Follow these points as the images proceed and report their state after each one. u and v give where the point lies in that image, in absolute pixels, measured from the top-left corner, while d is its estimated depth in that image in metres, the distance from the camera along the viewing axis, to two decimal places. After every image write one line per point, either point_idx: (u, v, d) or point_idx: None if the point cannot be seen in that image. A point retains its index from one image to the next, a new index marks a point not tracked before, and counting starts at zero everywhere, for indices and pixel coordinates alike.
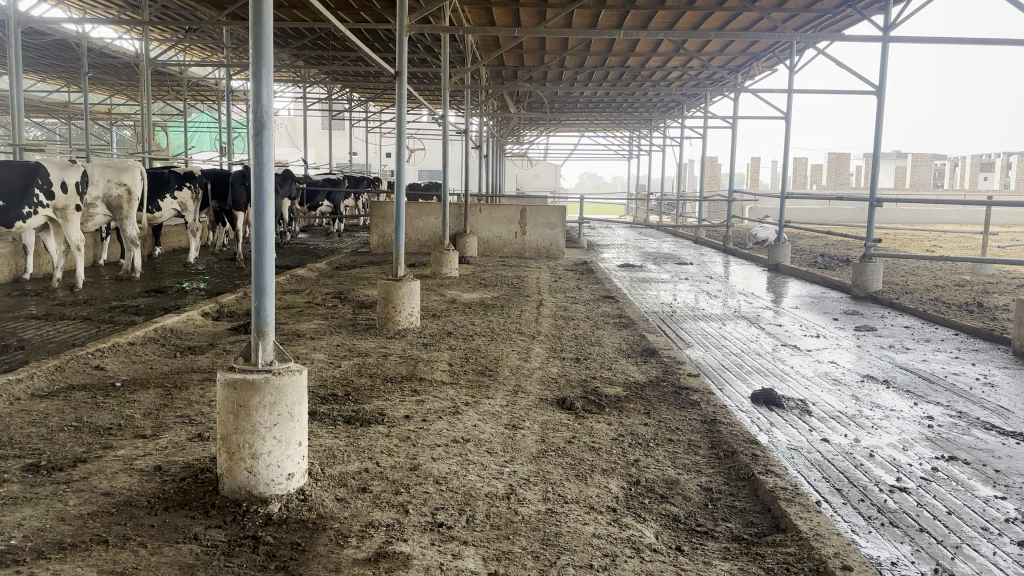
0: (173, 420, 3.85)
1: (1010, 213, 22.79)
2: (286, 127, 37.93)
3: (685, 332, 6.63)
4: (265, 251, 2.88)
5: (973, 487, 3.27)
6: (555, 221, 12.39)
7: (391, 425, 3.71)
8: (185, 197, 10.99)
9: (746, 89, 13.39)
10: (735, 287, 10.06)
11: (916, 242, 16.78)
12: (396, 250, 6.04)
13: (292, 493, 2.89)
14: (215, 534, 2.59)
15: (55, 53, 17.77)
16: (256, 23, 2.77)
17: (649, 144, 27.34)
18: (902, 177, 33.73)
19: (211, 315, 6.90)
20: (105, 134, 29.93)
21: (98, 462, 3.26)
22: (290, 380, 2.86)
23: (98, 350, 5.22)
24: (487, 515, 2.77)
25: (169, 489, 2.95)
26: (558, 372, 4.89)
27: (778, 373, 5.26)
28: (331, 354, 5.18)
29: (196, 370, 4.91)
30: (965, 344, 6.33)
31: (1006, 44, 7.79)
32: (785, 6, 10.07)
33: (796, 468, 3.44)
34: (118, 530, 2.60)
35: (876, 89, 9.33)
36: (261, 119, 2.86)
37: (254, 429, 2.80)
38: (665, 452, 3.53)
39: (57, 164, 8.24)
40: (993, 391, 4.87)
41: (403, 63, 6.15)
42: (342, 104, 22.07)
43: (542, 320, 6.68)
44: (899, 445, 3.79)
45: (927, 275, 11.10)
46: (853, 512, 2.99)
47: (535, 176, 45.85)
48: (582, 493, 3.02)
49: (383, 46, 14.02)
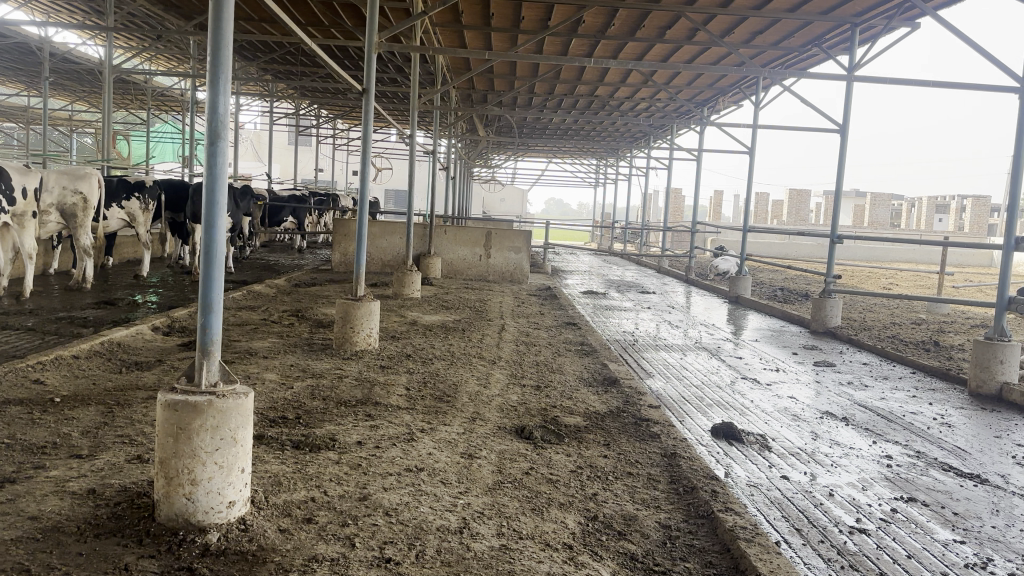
0: (114, 439, 3.67)
1: (964, 254, 23.42)
2: (251, 141, 37.65)
3: (646, 362, 6.59)
4: (215, 266, 2.75)
5: (932, 530, 3.25)
6: (520, 245, 12.38)
7: (343, 451, 3.58)
8: (134, 208, 10.71)
9: (712, 123, 13.57)
10: (697, 318, 10.12)
11: (874, 279, 17.07)
12: (355, 271, 5.89)
13: (233, 521, 2.74)
14: (148, 564, 2.43)
15: (15, 56, 17.38)
16: (216, 31, 2.65)
17: (614, 174, 27.60)
18: (861, 215, 34.39)
19: (161, 330, 6.68)
20: (65, 140, 29.35)
21: (27, 482, 3.07)
22: (235, 403, 2.73)
23: (39, 363, 4.99)
24: (438, 551, 2.65)
25: (102, 515, 2.78)
26: (516, 400, 4.79)
27: (738, 407, 5.22)
28: (283, 374, 5.02)
29: (140, 388, 4.70)
30: (922, 383, 6.38)
31: (971, 88, 7.96)
32: (753, 42, 10.25)
33: (756, 506, 3.38)
34: (42, 559, 2.43)
35: (840, 127, 9.44)
36: (216, 130, 2.74)
37: (195, 454, 2.66)
38: (624, 486, 3.45)
39: (17, 169, 7.95)
40: (950, 431, 4.88)
41: (372, 79, 6.02)
42: (311, 119, 21.90)
43: (504, 345, 6.59)
44: (858, 484, 3.77)
45: (885, 313, 11.27)
46: (813, 554, 2.94)
47: (501, 201, 46.34)
48: (538, 528, 2.92)
49: (352, 63, 13.92)
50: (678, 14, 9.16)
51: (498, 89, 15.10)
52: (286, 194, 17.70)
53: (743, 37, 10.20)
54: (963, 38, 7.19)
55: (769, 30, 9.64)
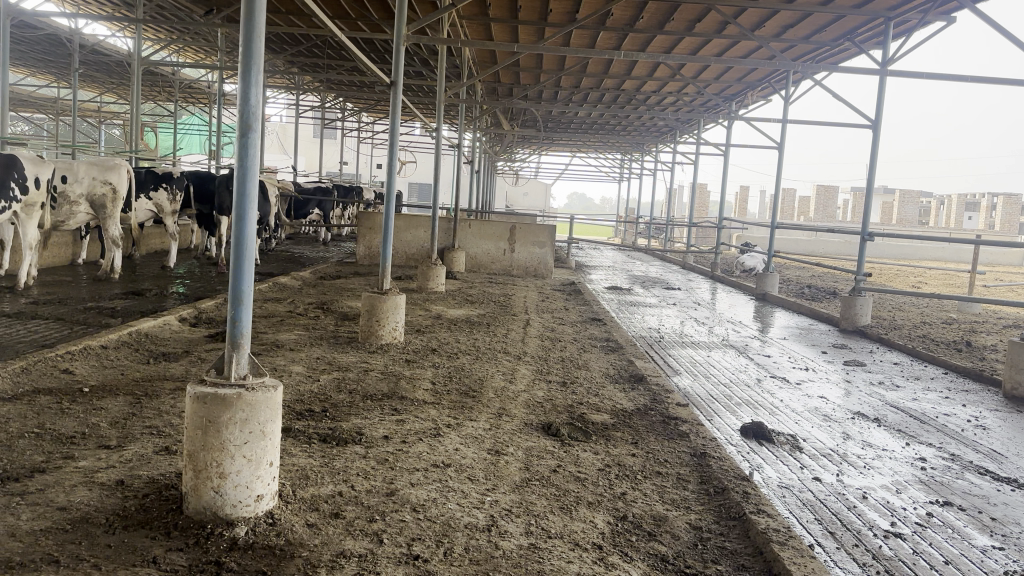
0: (142, 431, 3.68)
1: (996, 253, 23.03)
2: (277, 134, 38.01)
3: (673, 359, 6.52)
4: (245, 259, 2.73)
5: (970, 535, 3.16)
6: (544, 240, 12.32)
7: (370, 445, 3.56)
8: (161, 199, 10.77)
9: (740, 118, 13.40)
10: (723, 315, 10.02)
11: (903, 278, 16.80)
12: (381, 264, 5.85)
13: (261, 515, 2.73)
14: (177, 557, 2.42)
15: (47, 48, 17.59)
16: (249, 22, 2.63)
17: (638, 168, 27.41)
18: (889, 212, 33.87)
19: (188, 322, 6.71)
20: (94, 131, 29.83)
21: (56, 473, 3.08)
22: (264, 396, 2.71)
23: (68, 352, 5.03)
24: (466, 548, 2.62)
25: (130, 506, 2.78)
26: (543, 396, 4.74)
27: (768, 406, 5.14)
28: (309, 366, 5.01)
29: (168, 379, 4.72)
30: (956, 384, 6.25)
31: (1008, 83, 7.77)
32: (784, 36, 10.10)
33: (787, 507, 3.32)
34: (71, 550, 2.43)
35: (872, 122, 9.27)
36: (247, 121, 2.72)
37: (224, 447, 2.65)
38: (653, 485, 3.40)
39: (29, 159, 7.93)
40: (985, 434, 4.77)
41: (400, 70, 5.97)
42: (336, 112, 21.97)
43: (530, 341, 6.55)
44: (892, 487, 3.69)
45: (915, 312, 11.08)
46: (848, 558, 2.87)
47: (524, 194, 46.43)
48: (567, 527, 2.88)
49: (378, 57, 13.92)
50: (708, 8, 9.04)
51: (524, 82, 15.05)
52: (311, 187, 17.78)
53: (773, 32, 10.06)
54: (1001, 32, 7.03)
55: (802, 24, 9.50)
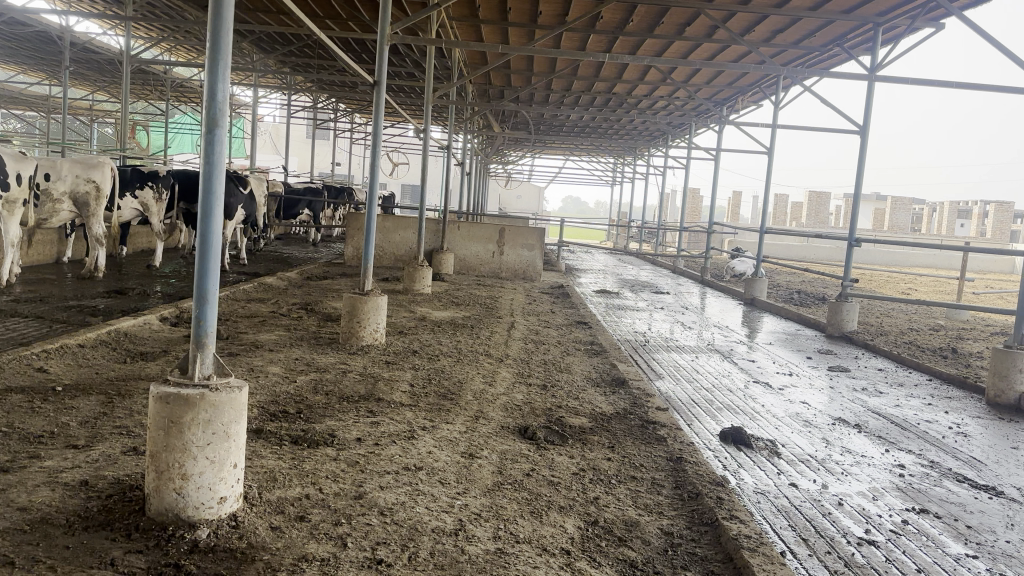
0: (111, 430, 3.63)
1: (986, 261, 23.15)
2: (270, 134, 37.99)
3: (656, 363, 6.50)
4: (210, 258, 2.69)
5: (944, 543, 3.14)
6: (533, 242, 12.30)
7: (342, 448, 3.52)
8: (147, 197, 10.69)
9: (731, 123, 13.41)
10: (711, 319, 9.99)
11: (892, 284, 16.85)
12: (362, 264, 5.79)
13: (224, 518, 2.69)
14: (134, 560, 2.38)
15: (37, 45, 17.48)
16: (216, 15, 2.59)
17: (630, 172, 27.44)
18: (880, 219, 34.00)
19: (169, 321, 6.65)
20: (85, 128, 29.71)
21: (20, 473, 3.03)
22: (228, 397, 2.67)
23: (44, 351, 4.97)
24: (430, 553, 2.58)
25: (92, 507, 2.73)
26: (522, 399, 4.70)
27: (749, 411, 5.11)
28: (287, 367, 4.96)
29: (143, 378, 4.67)
30: (939, 391, 6.24)
31: (995, 90, 7.78)
32: (774, 41, 10.11)
33: (762, 514, 3.29)
34: (28, 551, 2.38)
35: (860, 128, 9.27)
36: (213, 117, 2.67)
37: (186, 448, 2.61)
38: (627, 490, 3.36)
39: (11, 155, 7.86)
40: (966, 441, 4.75)
41: (383, 70, 5.92)
42: (329, 112, 21.89)
43: (513, 343, 6.51)
44: (869, 494, 3.66)
45: (902, 318, 11.10)
46: (820, 566, 2.85)
47: (518, 197, 46.52)
48: (536, 532, 2.84)
49: (370, 57, 13.89)
50: (698, 12, 9.02)
51: (515, 84, 15.03)
52: (301, 187, 17.72)
53: (763, 36, 10.06)
54: (989, 38, 7.03)
55: (791, 29, 9.49)
